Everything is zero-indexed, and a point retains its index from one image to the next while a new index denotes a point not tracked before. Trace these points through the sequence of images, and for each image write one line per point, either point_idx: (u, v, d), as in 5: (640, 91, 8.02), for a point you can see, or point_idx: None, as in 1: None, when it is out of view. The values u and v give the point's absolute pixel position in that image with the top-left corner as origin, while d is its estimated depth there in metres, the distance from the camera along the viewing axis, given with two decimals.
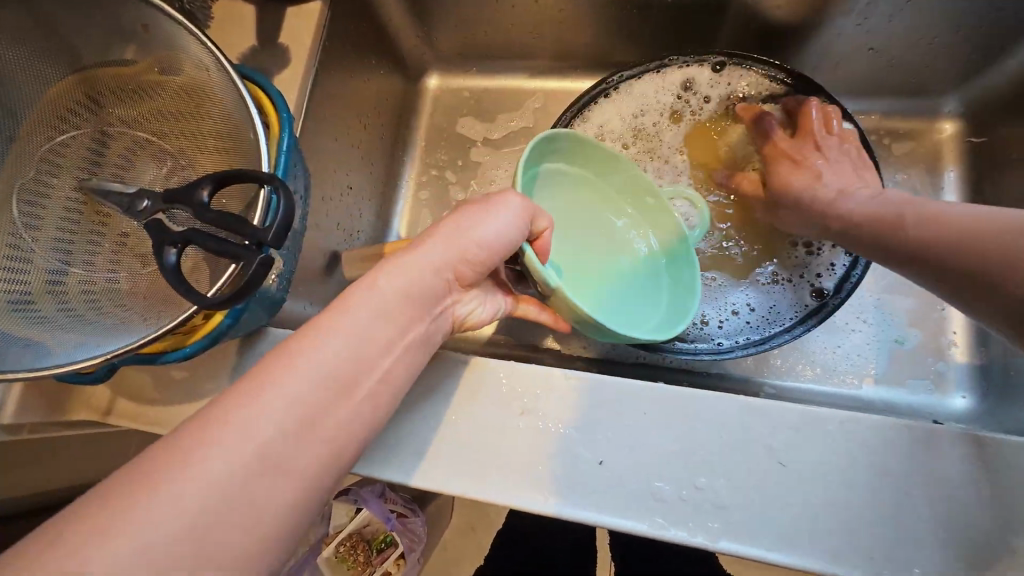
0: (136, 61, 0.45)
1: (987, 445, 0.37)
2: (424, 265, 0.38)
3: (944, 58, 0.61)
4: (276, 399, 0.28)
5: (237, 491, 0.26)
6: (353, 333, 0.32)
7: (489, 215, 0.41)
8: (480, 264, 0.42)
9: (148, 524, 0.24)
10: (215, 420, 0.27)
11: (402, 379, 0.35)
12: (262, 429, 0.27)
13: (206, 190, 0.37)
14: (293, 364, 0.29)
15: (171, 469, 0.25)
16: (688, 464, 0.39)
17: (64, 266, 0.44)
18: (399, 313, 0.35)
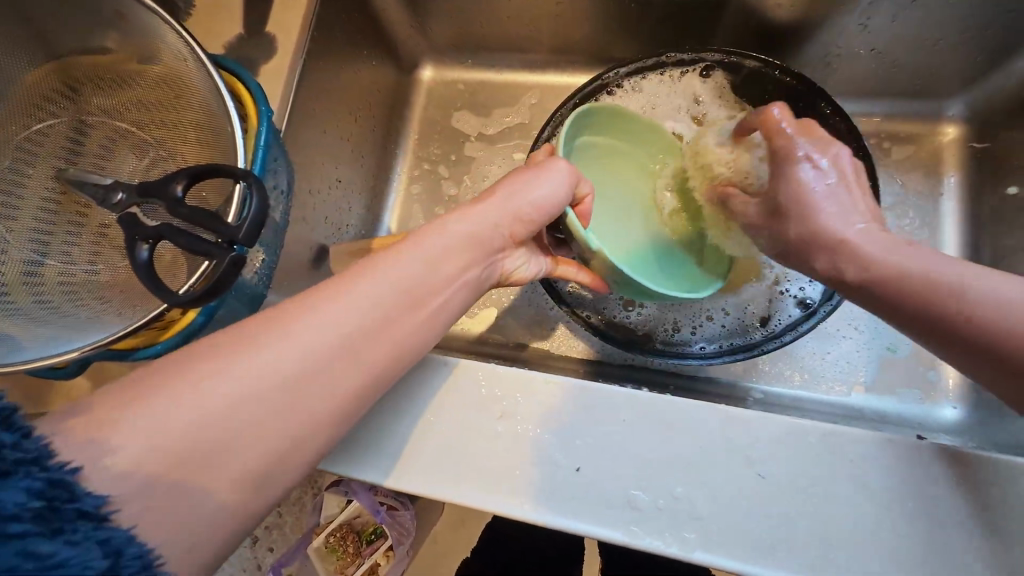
0: (115, 50, 0.44)
1: (970, 462, 0.36)
2: (482, 217, 0.41)
3: (948, 60, 0.59)
4: (338, 311, 0.31)
5: (291, 379, 0.30)
6: (411, 266, 0.35)
7: (542, 179, 0.44)
8: (530, 226, 0.44)
9: (214, 391, 0.28)
10: (285, 316, 0.31)
11: (450, 314, 0.37)
12: (322, 332, 0.31)
13: (180, 184, 0.36)
14: (356, 284, 0.33)
15: (241, 349, 0.29)
16: (666, 472, 0.39)
17: (41, 257, 0.43)
18: (450, 259, 0.37)
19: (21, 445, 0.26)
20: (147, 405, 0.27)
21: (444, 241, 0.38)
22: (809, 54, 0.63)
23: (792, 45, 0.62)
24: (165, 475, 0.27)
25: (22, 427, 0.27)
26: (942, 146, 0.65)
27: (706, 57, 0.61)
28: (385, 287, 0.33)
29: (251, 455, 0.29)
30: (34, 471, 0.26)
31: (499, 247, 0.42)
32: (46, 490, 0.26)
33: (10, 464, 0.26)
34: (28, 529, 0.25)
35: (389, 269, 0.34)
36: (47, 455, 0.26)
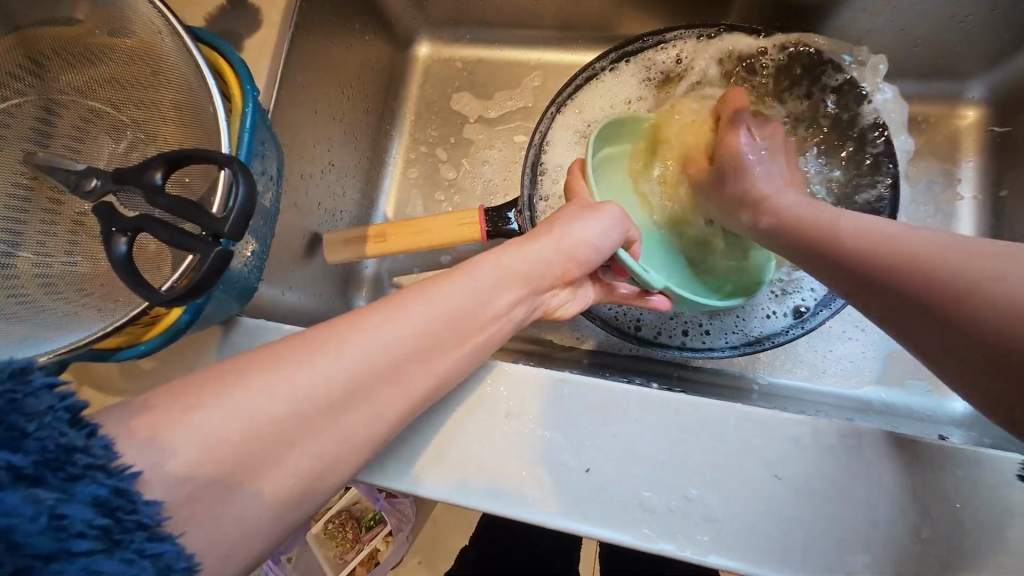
0: (85, 21, 0.41)
1: (994, 463, 0.35)
2: (535, 252, 0.40)
3: (972, 38, 0.56)
4: (391, 334, 0.32)
5: (344, 396, 0.30)
6: (466, 293, 0.35)
7: (595, 219, 0.43)
8: (582, 265, 0.43)
9: (275, 404, 0.28)
10: (344, 334, 0.31)
11: (492, 346, 0.38)
12: (376, 354, 0.31)
13: (159, 172, 0.33)
14: (409, 307, 0.33)
15: (302, 363, 0.30)
16: (679, 474, 0.37)
17: (12, 249, 0.40)
18: (500, 291, 0.37)
19: (91, 448, 0.25)
20: (207, 413, 0.27)
21: (490, 277, 0.37)
22: (826, 30, 0.59)
23: (808, 21, 0.59)
24: (224, 478, 0.27)
25: (90, 427, 0.26)
26: (960, 131, 0.62)
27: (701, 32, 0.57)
28: (433, 319, 0.33)
29: (298, 466, 0.29)
30: (101, 478, 0.25)
31: (549, 283, 0.42)
32: (112, 498, 0.25)
33: (80, 469, 0.25)
34: (93, 545, 0.24)
35: (439, 300, 0.34)
36: (112, 460, 0.25)
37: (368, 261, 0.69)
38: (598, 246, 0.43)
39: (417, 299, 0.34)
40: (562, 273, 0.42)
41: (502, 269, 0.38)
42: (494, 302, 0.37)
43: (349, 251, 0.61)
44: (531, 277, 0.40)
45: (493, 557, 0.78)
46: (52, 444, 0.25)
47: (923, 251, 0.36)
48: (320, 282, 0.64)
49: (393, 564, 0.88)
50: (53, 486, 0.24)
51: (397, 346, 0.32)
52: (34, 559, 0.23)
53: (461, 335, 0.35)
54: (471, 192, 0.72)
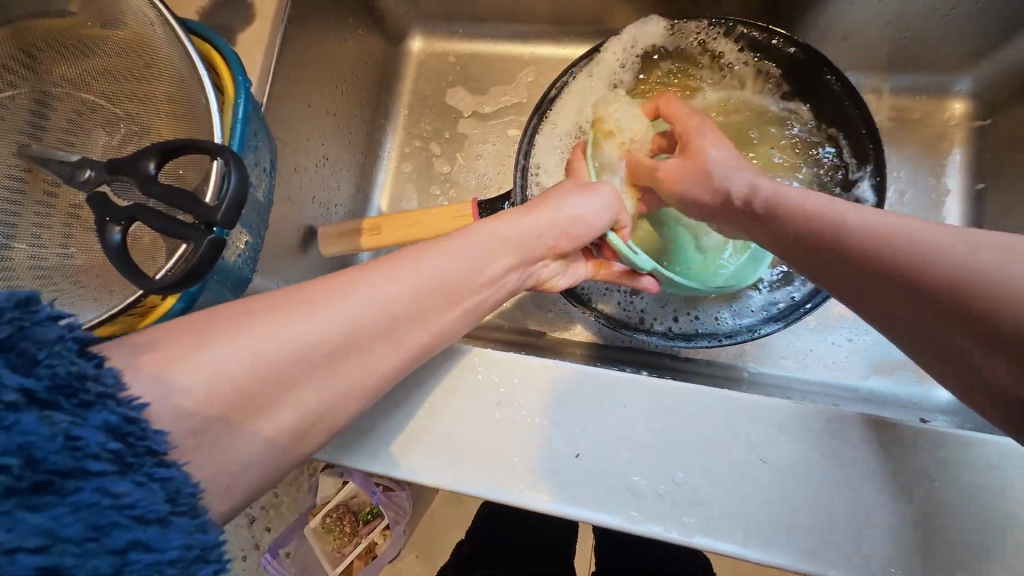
0: (78, 14, 0.41)
1: (973, 447, 0.36)
2: (530, 222, 0.41)
3: (959, 31, 0.57)
4: (385, 290, 0.32)
5: (338, 349, 0.30)
6: (459, 255, 0.36)
7: (586, 197, 0.45)
8: (574, 239, 0.45)
9: (273, 348, 0.28)
10: (343, 283, 0.32)
11: (482, 311, 0.38)
12: (372, 308, 0.31)
13: (152, 162, 0.34)
14: (404, 265, 0.33)
15: (295, 311, 0.30)
16: (667, 458, 0.38)
17: (7, 240, 0.41)
18: (496, 256, 0.38)
19: (102, 377, 0.26)
20: (206, 353, 0.27)
21: (486, 242, 0.38)
22: (816, 23, 0.60)
23: (797, 15, 0.60)
24: (223, 417, 0.27)
25: (99, 358, 0.26)
26: (949, 123, 0.63)
27: (686, 25, 0.57)
28: (434, 277, 0.34)
29: (292, 412, 0.29)
30: (111, 406, 0.25)
31: (543, 253, 0.43)
32: (122, 425, 0.25)
33: (92, 397, 0.25)
34: (106, 468, 0.25)
35: (438, 261, 0.35)
36: (121, 389, 0.26)
37: (362, 255, 0.69)
38: (585, 215, 0.44)
39: (417, 257, 0.34)
40: (554, 245, 0.43)
41: (499, 234, 0.39)
42: (491, 268, 0.38)
43: (344, 244, 0.61)
44: (525, 246, 0.40)
45: (489, 546, 0.78)
46: (64, 371, 0.25)
47: (948, 247, 0.32)
48: (314, 276, 0.64)
49: (390, 557, 0.89)
50: (67, 410, 0.25)
51: (395, 300, 0.32)
52: (54, 475, 0.24)
53: (457, 299, 0.36)
54: (465, 185, 0.73)
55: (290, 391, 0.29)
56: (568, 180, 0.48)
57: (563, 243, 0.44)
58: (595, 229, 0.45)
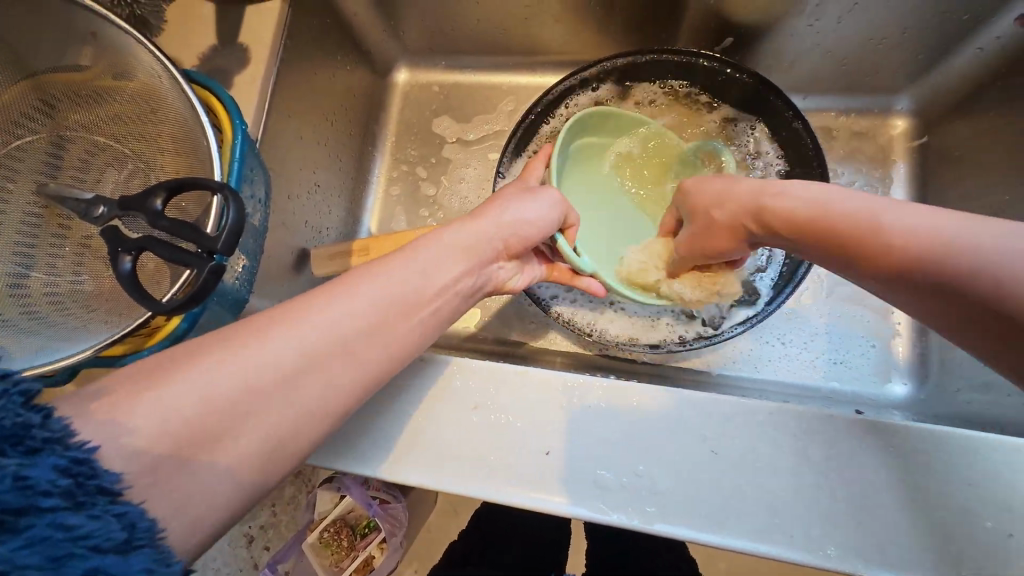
0: (89, 67, 0.46)
1: (903, 434, 0.40)
2: (476, 229, 0.45)
3: (895, 57, 0.62)
4: (338, 310, 0.34)
5: (292, 371, 0.32)
6: (409, 271, 0.38)
7: (534, 201, 0.48)
8: (523, 240, 0.48)
9: (223, 381, 0.30)
10: (295, 310, 0.34)
11: (442, 319, 0.41)
12: (321, 328, 0.33)
13: (159, 199, 0.38)
14: (358, 286, 0.36)
15: (246, 344, 0.32)
16: (628, 453, 0.42)
17: (25, 269, 0.45)
18: (443, 266, 0.41)
19: (50, 424, 0.28)
20: (155, 393, 0.29)
21: (433, 259, 0.40)
22: (766, 52, 0.65)
23: (749, 45, 0.65)
24: (177, 455, 0.29)
25: (45, 408, 0.28)
26: (891, 139, 0.68)
27: (648, 57, 0.63)
28: (385, 292, 0.36)
29: (255, 438, 0.31)
30: (60, 450, 0.28)
31: (496, 256, 0.46)
32: (72, 467, 0.28)
33: (39, 443, 0.28)
34: (58, 503, 0.27)
35: (387, 277, 0.37)
36: (70, 437, 0.28)
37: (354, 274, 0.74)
38: (537, 219, 0.48)
39: (367, 277, 0.37)
40: (507, 246, 0.47)
41: (440, 248, 0.41)
42: (443, 280, 0.40)
43: (334, 264, 0.66)
44: (472, 251, 0.44)
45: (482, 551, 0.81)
46: (11, 422, 0.27)
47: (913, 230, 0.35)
48: None
49: (388, 570, 0.91)
50: (15, 457, 0.27)
51: (347, 317, 0.34)
52: (7, 515, 0.27)
53: (410, 313, 0.38)
54: (449, 208, 0.78)
55: (247, 418, 0.31)
56: (508, 188, 0.52)
57: (515, 246, 0.48)
58: (545, 234, 0.49)
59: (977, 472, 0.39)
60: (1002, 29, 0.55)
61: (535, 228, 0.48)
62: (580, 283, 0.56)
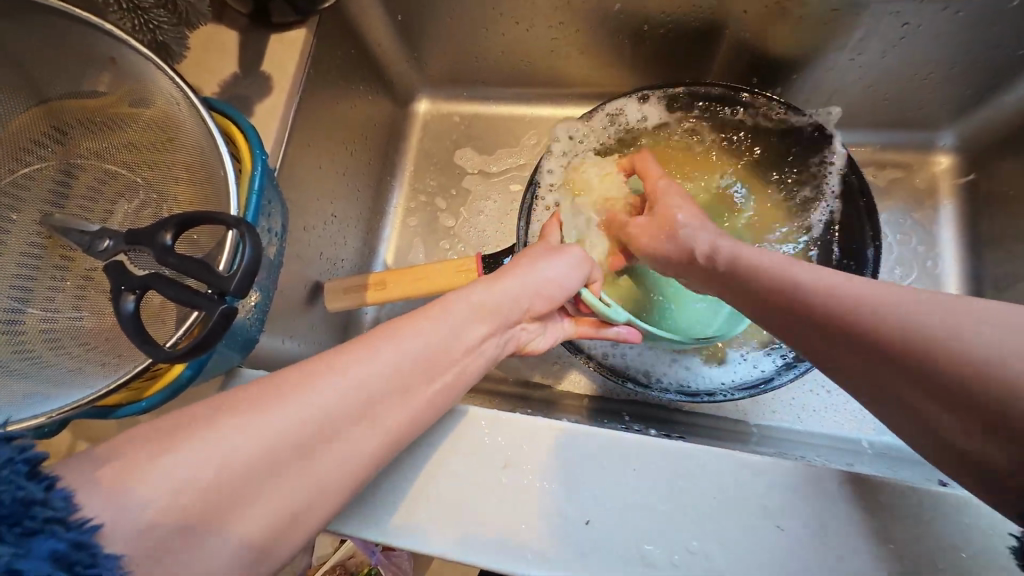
0: (106, 92, 0.43)
1: (999, 511, 0.35)
2: (506, 289, 0.42)
3: (938, 93, 0.60)
4: (358, 375, 0.32)
5: (311, 439, 0.29)
6: (436, 330, 0.36)
7: (556, 261, 0.46)
8: (549, 301, 0.45)
9: (248, 445, 0.28)
10: (315, 370, 0.31)
11: (468, 382, 0.38)
12: (345, 394, 0.31)
13: (169, 234, 0.35)
14: (381, 344, 0.33)
15: (271, 405, 0.29)
16: (681, 525, 0.37)
17: (22, 305, 0.42)
18: (471, 329, 0.38)
19: (51, 501, 0.24)
20: (178, 457, 0.27)
21: (455, 321, 0.37)
22: (802, 85, 0.63)
23: (784, 79, 0.63)
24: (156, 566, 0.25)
25: (50, 479, 0.25)
26: (934, 176, 0.65)
27: (681, 90, 0.60)
28: (414, 351, 0.34)
29: (267, 509, 0.28)
30: (60, 532, 0.23)
31: (521, 317, 0.43)
32: (72, 553, 0.23)
33: (38, 523, 0.23)
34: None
35: (413, 334, 0.35)
36: (72, 513, 0.24)
37: (367, 309, 0.70)
38: (560, 280, 0.46)
39: (396, 333, 0.34)
40: (530, 307, 0.44)
41: (469, 308, 0.39)
42: (468, 345, 0.37)
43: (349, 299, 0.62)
44: (495, 313, 0.40)
45: None
46: (10, 498, 0.23)
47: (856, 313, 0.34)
48: (319, 330, 0.65)
49: None
50: (8, 543, 0.22)
51: (375, 378, 0.32)
52: None
53: (436, 374, 0.35)
54: (468, 241, 0.75)
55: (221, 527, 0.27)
56: (536, 245, 0.50)
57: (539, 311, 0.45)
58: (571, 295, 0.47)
59: None
60: None
61: (556, 294, 0.45)
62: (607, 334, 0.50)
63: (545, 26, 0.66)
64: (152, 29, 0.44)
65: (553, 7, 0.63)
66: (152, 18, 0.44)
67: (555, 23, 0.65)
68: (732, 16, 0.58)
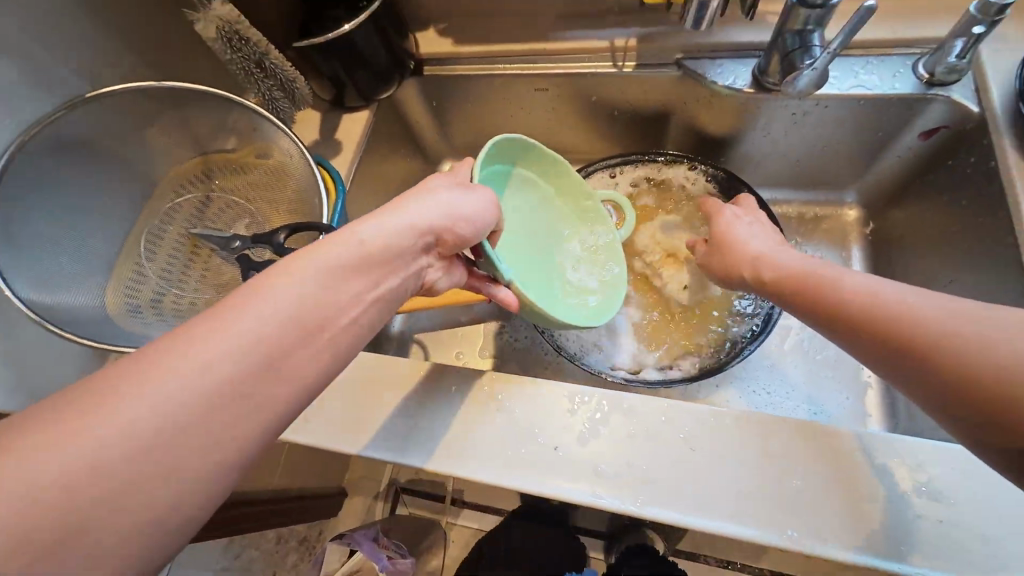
0: (241, 150, 0.64)
1: (849, 436, 0.48)
2: (401, 228, 0.41)
3: (837, 163, 0.79)
4: (242, 329, 0.31)
5: (203, 414, 0.28)
6: (310, 283, 0.34)
7: (462, 195, 0.46)
8: (457, 235, 0.45)
9: (146, 412, 0.27)
10: (200, 333, 0.30)
11: (364, 333, 0.37)
12: (263, 325, 0.31)
13: (282, 234, 0.54)
14: (268, 296, 0.32)
15: (151, 377, 0.28)
16: (622, 447, 0.50)
17: (167, 287, 0.59)
18: (357, 278, 0.36)
19: None
20: (67, 443, 0.26)
21: (338, 273, 0.35)
22: (735, 155, 0.83)
23: (721, 150, 0.84)
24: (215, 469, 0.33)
25: None
26: (846, 225, 0.83)
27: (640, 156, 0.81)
28: (299, 300, 0.33)
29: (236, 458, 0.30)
30: None
31: (422, 253, 0.42)
32: None
33: None
34: None
35: (298, 288, 0.33)
36: None
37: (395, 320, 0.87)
38: (458, 218, 0.45)
39: (276, 286, 0.33)
40: (435, 242, 0.44)
41: (353, 257, 0.36)
42: (360, 296, 0.36)
43: None
44: (390, 253, 0.39)
45: None
46: None
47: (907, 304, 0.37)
48: None
49: None
50: None
51: (264, 326, 0.31)
52: None
53: (324, 327, 0.34)
54: None
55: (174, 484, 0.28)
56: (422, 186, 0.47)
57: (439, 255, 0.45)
58: (468, 236, 0.46)
59: (909, 463, 0.46)
60: (910, 142, 0.71)
61: (454, 243, 0.45)
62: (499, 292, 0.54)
63: (542, 112, 0.88)
64: (277, 111, 0.67)
65: (548, 98, 0.85)
66: (278, 105, 0.66)
67: (550, 110, 0.87)
68: (677, 107, 0.80)
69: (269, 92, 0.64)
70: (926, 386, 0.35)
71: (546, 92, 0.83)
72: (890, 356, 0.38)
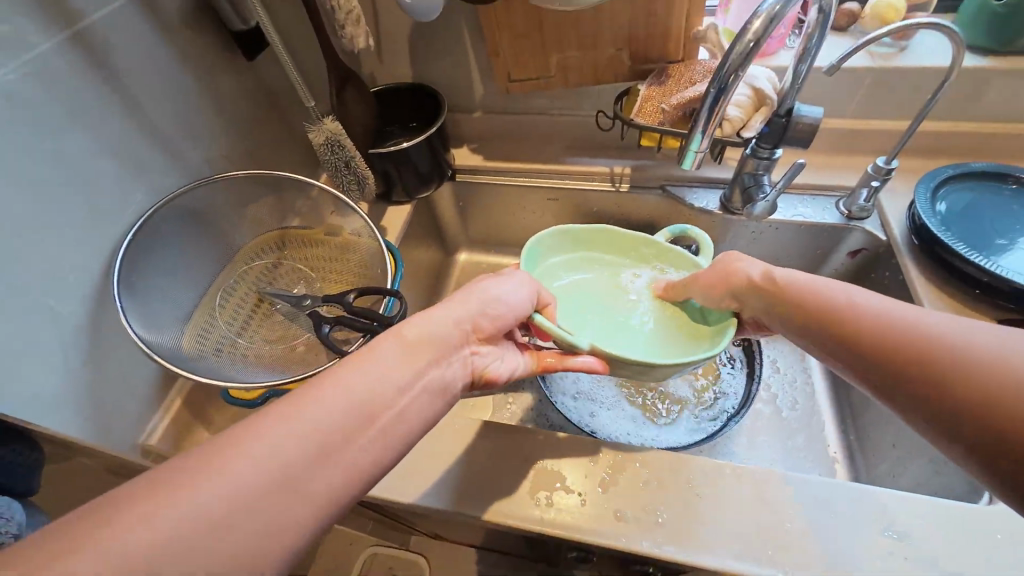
0: (315, 226, 0.76)
1: (822, 484, 0.58)
2: (445, 316, 0.45)
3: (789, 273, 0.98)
4: (310, 417, 0.34)
5: (291, 477, 0.32)
6: (369, 375, 0.38)
7: (502, 284, 0.51)
8: (495, 320, 0.49)
9: (250, 472, 0.31)
10: (271, 419, 0.34)
11: (414, 424, 0.39)
12: (334, 412, 0.35)
13: (352, 295, 0.65)
14: (325, 389, 0.36)
15: (252, 438, 0.33)
16: (636, 493, 0.58)
17: (236, 334, 0.66)
18: (403, 370, 0.39)
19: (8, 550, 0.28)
20: (193, 490, 0.30)
21: (390, 367, 0.39)
22: None
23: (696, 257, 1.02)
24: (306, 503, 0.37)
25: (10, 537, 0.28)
26: None
27: None
28: (355, 395, 0.36)
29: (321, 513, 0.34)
30: None
31: (463, 342, 0.46)
32: None
33: None
34: None
35: (354, 383, 0.37)
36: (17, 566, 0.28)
37: None
38: (499, 306, 0.50)
39: (335, 380, 0.37)
40: (474, 329, 0.47)
41: (401, 353, 0.40)
42: (407, 387, 0.39)
43: None
44: (439, 343, 0.43)
45: None
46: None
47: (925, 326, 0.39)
48: None
49: None
50: None
51: (330, 415, 0.35)
52: None
53: (377, 420, 0.36)
54: None
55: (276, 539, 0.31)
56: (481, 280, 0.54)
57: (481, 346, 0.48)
58: (506, 324, 0.50)
59: (874, 507, 0.55)
60: (841, 259, 0.90)
61: (489, 337, 0.49)
62: (572, 362, 0.53)
63: (550, 217, 1.07)
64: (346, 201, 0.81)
65: (556, 207, 1.03)
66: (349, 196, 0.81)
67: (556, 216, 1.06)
68: (660, 221, 1.00)
69: (346, 184, 0.78)
70: (924, 412, 0.37)
71: (556, 202, 1.02)
72: (894, 371, 0.39)
